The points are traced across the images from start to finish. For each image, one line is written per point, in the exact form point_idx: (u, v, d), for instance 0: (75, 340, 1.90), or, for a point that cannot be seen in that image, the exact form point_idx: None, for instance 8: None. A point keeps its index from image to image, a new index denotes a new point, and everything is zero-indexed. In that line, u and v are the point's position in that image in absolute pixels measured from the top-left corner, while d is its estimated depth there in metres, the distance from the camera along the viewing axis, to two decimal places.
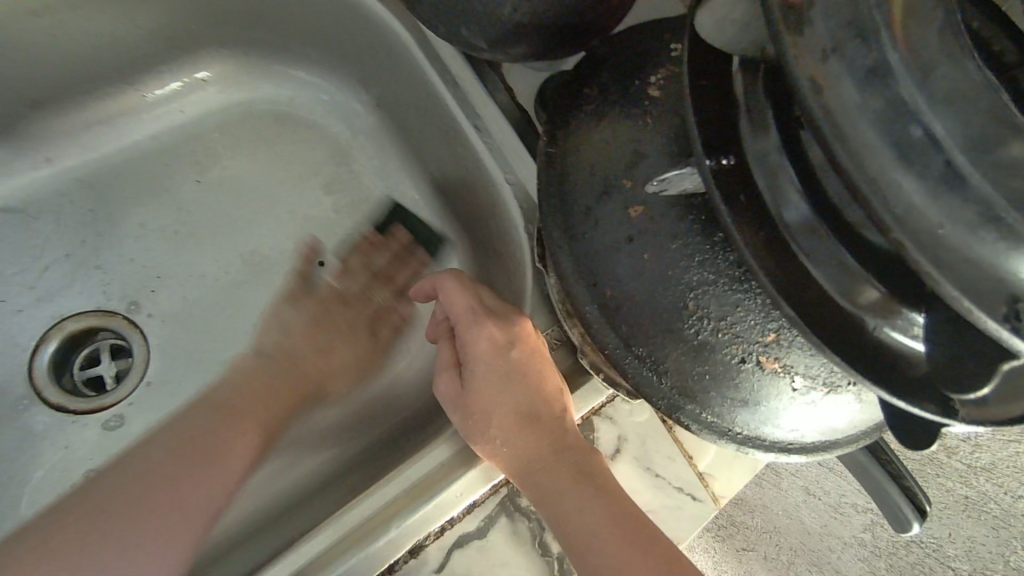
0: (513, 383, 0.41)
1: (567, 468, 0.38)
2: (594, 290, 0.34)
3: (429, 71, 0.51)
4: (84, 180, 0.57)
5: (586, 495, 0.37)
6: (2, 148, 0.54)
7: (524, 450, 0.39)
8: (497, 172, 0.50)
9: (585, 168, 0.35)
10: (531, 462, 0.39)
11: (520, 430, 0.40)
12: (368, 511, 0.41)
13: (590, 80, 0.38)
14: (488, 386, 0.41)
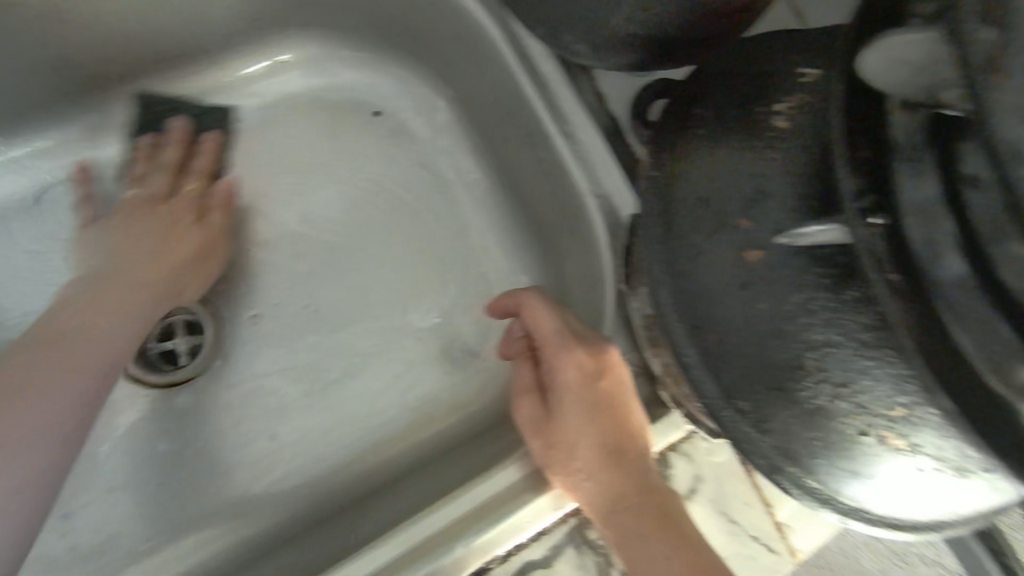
0: (600, 414, 0.40)
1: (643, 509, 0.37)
2: (696, 334, 0.31)
3: (518, 68, 0.48)
4: None
5: (666, 542, 0.36)
6: (92, 123, 0.55)
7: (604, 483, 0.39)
8: (583, 183, 0.47)
9: (694, 199, 0.32)
10: (611, 500, 0.38)
11: (601, 466, 0.39)
12: (428, 530, 0.40)
13: (703, 98, 0.34)
14: (573, 414, 0.41)
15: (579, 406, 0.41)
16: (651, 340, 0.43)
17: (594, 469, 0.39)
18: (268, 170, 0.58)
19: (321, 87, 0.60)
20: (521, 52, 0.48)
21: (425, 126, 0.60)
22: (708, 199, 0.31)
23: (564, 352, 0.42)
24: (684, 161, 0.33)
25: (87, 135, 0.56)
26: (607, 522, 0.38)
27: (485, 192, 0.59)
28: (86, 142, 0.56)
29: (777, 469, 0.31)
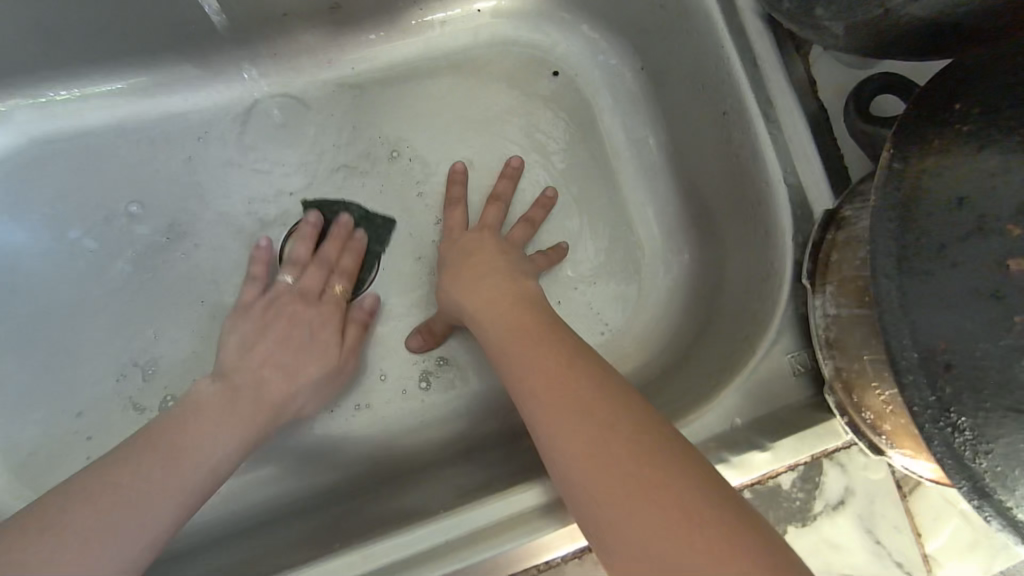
0: (521, 347, 0.43)
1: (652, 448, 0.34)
2: (921, 338, 0.30)
3: (728, 43, 0.47)
4: (350, 85, 0.60)
5: (627, 475, 0.33)
6: (294, 41, 0.58)
7: (595, 425, 0.36)
8: (777, 170, 0.45)
9: (947, 197, 0.30)
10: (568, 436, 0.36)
11: (603, 406, 0.36)
12: (530, 502, 0.40)
13: (966, 94, 0.32)
14: (525, 356, 0.42)
15: (567, 363, 0.40)
16: (829, 343, 0.41)
17: (586, 414, 0.36)
18: (445, 113, 0.60)
19: (509, 39, 0.61)
20: (735, 28, 0.47)
21: (603, 92, 0.60)
22: (966, 200, 0.29)
23: (477, 282, 0.49)
24: (939, 158, 0.31)
25: (291, 54, 0.59)
26: (605, 467, 0.34)
27: (652, 165, 0.58)
28: (288, 62, 0.59)
29: (983, 493, 0.29)
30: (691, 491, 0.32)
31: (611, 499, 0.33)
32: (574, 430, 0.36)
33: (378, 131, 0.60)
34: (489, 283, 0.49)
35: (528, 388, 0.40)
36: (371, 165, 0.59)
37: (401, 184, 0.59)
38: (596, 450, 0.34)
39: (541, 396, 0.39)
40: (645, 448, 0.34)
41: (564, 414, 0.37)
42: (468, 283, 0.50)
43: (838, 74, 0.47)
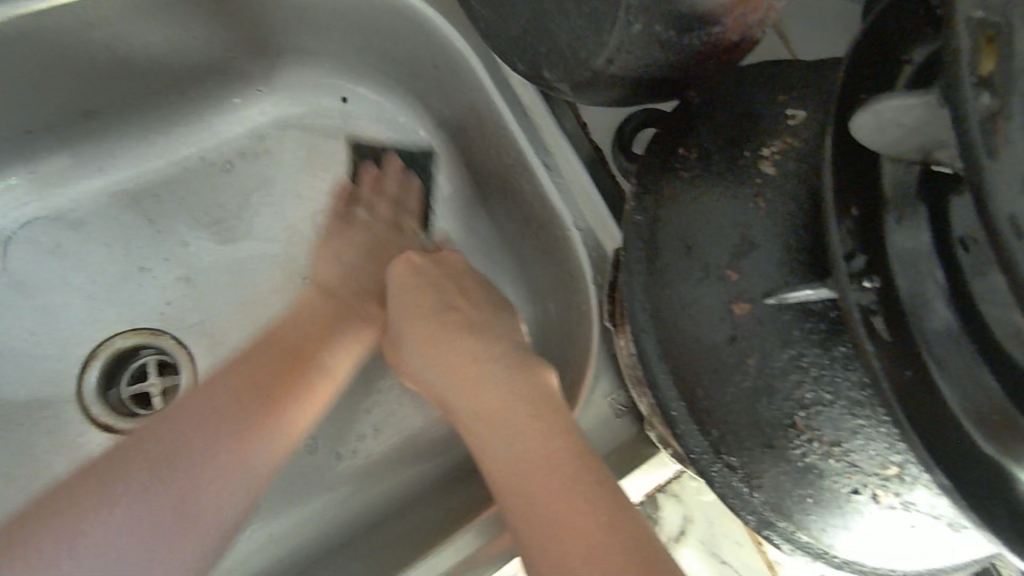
0: (483, 403, 0.41)
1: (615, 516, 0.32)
2: (683, 387, 0.30)
3: (498, 99, 0.48)
4: (132, 193, 0.56)
5: (544, 466, 0.35)
6: (57, 155, 0.53)
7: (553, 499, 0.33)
8: (567, 216, 0.46)
9: (680, 245, 0.31)
10: (500, 418, 0.39)
11: (564, 475, 0.34)
12: None
13: (683, 140, 0.34)
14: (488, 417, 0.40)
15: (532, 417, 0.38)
16: (638, 381, 0.41)
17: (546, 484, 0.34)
18: (245, 201, 0.57)
19: (299, 114, 0.59)
20: (501, 84, 0.47)
21: (407, 154, 0.59)
22: (694, 248, 0.30)
23: (426, 338, 0.45)
24: (669, 203, 0.32)
25: (59, 169, 0.54)
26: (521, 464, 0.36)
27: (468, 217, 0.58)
28: (57, 178, 0.54)
29: (769, 525, 0.30)
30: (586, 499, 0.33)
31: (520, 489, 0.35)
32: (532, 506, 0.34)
33: (175, 235, 0.56)
34: (420, 303, 0.47)
35: (491, 456, 0.38)
36: (175, 273, 0.56)
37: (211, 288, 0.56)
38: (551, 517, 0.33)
39: (507, 467, 0.37)
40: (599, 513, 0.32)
41: (520, 480, 0.35)
42: (416, 334, 0.46)
43: (608, 113, 0.48)
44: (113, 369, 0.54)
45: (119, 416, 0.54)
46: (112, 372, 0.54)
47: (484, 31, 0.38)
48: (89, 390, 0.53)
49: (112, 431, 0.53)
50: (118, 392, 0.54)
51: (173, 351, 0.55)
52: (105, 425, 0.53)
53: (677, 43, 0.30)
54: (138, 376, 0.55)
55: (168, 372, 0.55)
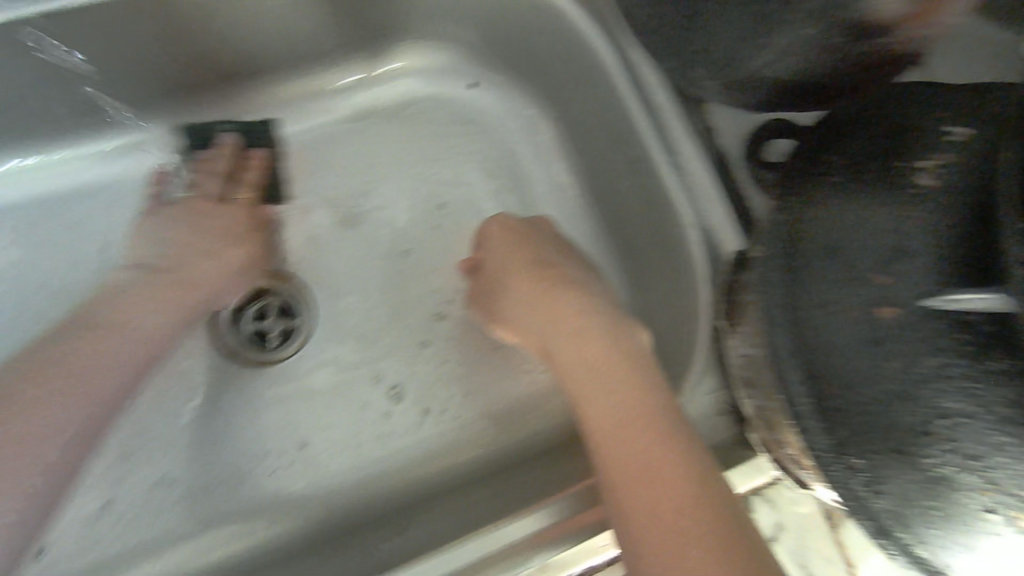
0: (583, 360, 0.41)
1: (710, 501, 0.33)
2: (813, 380, 0.30)
3: (629, 95, 0.49)
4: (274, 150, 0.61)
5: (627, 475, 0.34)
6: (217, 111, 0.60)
7: (649, 476, 0.34)
8: (687, 215, 0.47)
9: (825, 243, 0.31)
10: (596, 393, 0.39)
11: (666, 458, 0.34)
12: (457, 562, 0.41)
13: (834, 147, 0.34)
14: (591, 378, 0.40)
15: (637, 389, 0.38)
16: (745, 382, 0.42)
17: (638, 457, 0.35)
18: (372, 171, 0.61)
19: (429, 96, 0.62)
20: (633, 80, 0.49)
21: (525, 142, 0.61)
22: (841, 248, 0.31)
23: (541, 290, 0.45)
24: (816, 203, 0.32)
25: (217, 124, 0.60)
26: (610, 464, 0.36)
27: (577, 209, 0.59)
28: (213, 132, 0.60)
29: (886, 534, 0.30)
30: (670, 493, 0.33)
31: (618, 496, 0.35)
32: (621, 477, 0.35)
33: (306, 195, 0.61)
34: (515, 264, 0.48)
35: (602, 450, 0.37)
36: (304, 228, 0.60)
37: (334, 247, 0.60)
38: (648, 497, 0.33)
39: (609, 435, 0.37)
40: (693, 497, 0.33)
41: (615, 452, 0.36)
42: (521, 287, 0.47)
43: (737, 117, 0.48)
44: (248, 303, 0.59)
45: (247, 346, 0.59)
46: (244, 306, 0.59)
47: (637, 23, 0.39)
48: (224, 318, 0.58)
49: (240, 359, 0.58)
50: (246, 324, 0.59)
51: (302, 296, 0.60)
52: (234, 353, 0.58)
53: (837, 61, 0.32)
54: (265, 313, 0.59)
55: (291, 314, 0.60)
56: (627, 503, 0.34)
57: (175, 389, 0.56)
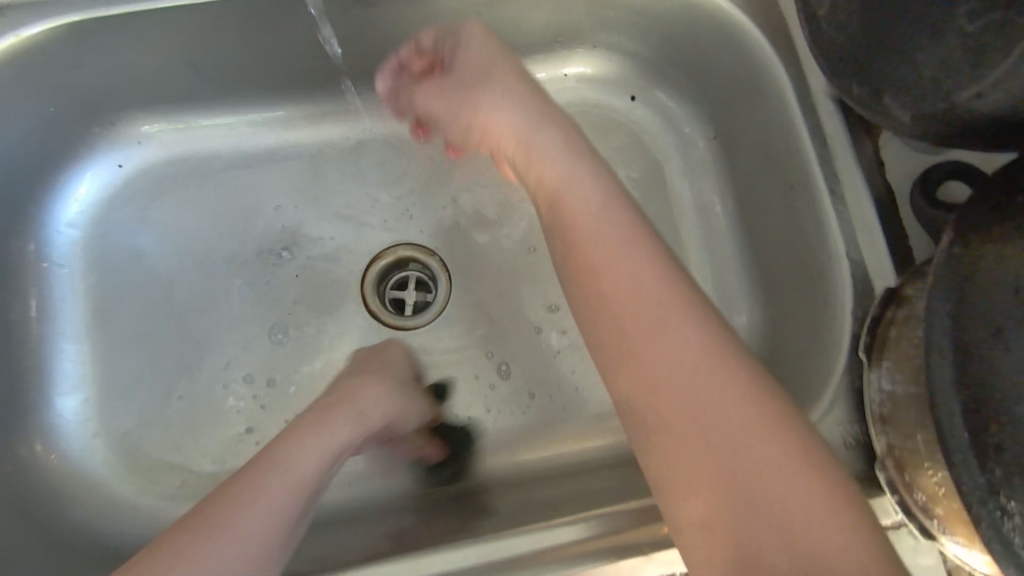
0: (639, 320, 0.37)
1: (751, 397, 0.34)
2: (972, 415, 0.31)
3: (801, 123, 0.49)
4: (441, 132, 0.64)
5: (717, 422, 0.33)
6: None
7: (702, 420, 0.34)
8: (839, 246, 0.47)
9: (1007, 286, 0.31)
10: (647, 353, 0.36)
11: (721, 395, 0.34)
12: (568, 538, 0.42)
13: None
14: (598, 288, 0.40)
15: (672, 302, 0.37)
16: (883, 419, 0.41)
17: (665, 362, 0.35)
18: None
19: (591, 102, 0.64)
20: (808, 109, 0.49)
21: (677, 158, 0.63)
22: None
23: (520, 96, 0.50)
24: (1000, 248, 0.32)
25: None
26: (706, 435, 0.33)
27: (719, 229, 0.60)
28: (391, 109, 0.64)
29: None
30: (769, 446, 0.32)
31: (696, 471, 0.33)
32: (649, 388, 0.36)
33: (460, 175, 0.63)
34: (499, 100, 0.50)
35: (668, 421, 0.35)
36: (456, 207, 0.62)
37: (478, 230, 0.62)
38: (676, 413, 0.34)
39: (627, 353, 0.37)
40: (736, 397, 0.34)
41: (635, 371, 0.37)
42: (489, 126, 0.51)
43: (911, 159, 0.48)
44: (391, 270, 0.61)
45: (383, 309, 0.60)
46: (390, 271, 0.62)
47: (836, 51, 0.40)
48: (369, 279, 0.61)
49: (374, 319, 0.60)
50: (385, 289, 0.61)
51: (440, 277, 0.61)
52: (372, 312, 0.60)
53: None
54: (404, 282, 0.62)
55: (425, 288, 0.62)
56: (713, 479, 0.33)
57: (311, 331, 0.59)
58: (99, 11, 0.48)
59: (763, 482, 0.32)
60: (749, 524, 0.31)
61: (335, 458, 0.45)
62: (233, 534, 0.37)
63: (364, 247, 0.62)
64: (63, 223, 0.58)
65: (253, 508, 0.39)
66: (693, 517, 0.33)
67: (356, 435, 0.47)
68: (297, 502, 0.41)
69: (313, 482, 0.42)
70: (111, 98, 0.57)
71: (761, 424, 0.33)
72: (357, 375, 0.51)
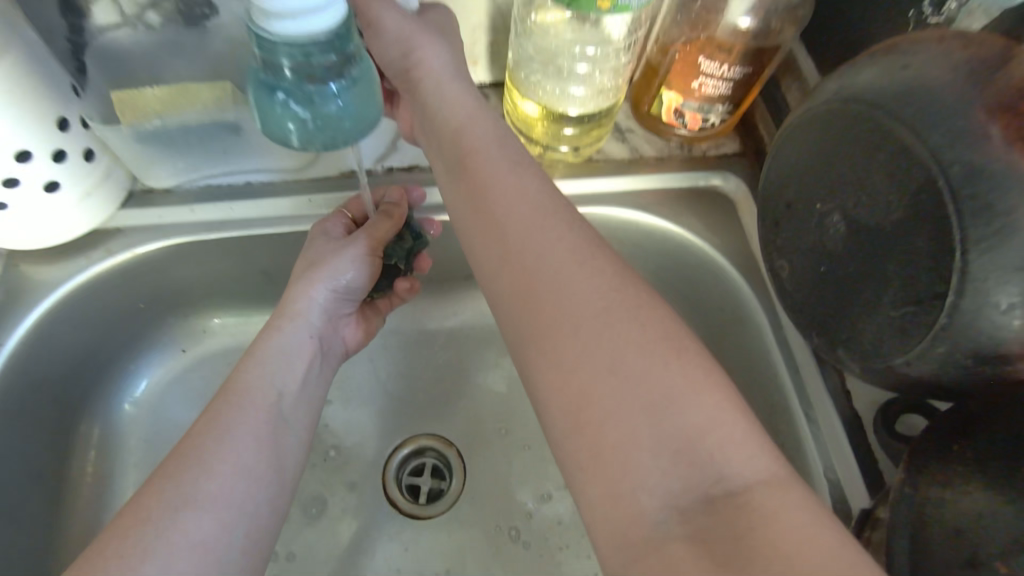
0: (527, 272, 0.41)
1: (647, 353, 0.36)
2: None
3: (776, 354, 0.58)
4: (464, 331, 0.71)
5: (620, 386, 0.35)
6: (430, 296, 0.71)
7: (606, 407, 0.35)
8: (819, 466, 0.53)
9: (948, 527, 0.37)
10: (544, 314, 0.39)
11: (623, 347, 0.36)
12: None
13: (962, 438, 0.39)
14: (521, 266, 0.41)
15: (567, 260, 0.40)
16: None
17: (571, 312, 0.38)
18: None
19: None
20: (782, 343, 0.59)
21: None
22: (963, 533, 0.36)
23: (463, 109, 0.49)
24: (941, 489, 0.39)
25: (425, 306, 0.71)
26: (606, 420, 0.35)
27: None
28: (421, 310, 0.71)
29: None
30: (684, 414, 0.34)
31: (615, 443, 0.34)
32: (578, 386, 0.36)
33: (480, 373, 0.69)
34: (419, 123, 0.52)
35: (577, 391, 0.36)
36: (475, 401, 0.68)
37: (492, 424, 0.67)
38: (613, 368, 0.36)
39: (560, 354, 0.37)
40: (628, 352, 0.36)
41: (578, 368, 0.36)
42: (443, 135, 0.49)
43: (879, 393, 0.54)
44: (411, 458, 0.66)
45: (401, 497, 0.64)
46: (410, 459, 0.66)
47: (798, 309, 0.50)
48: (390, 466, 0.65)
49: (391, 506, 0.63)
50: (404, 476, 0.65)
51: (455, 469, 0.65)
52: (390, 499, 0.64)
53: (977, 371, 0.37)
54: (421, 470, 0.66)
55: (441, 477, 0.66)
56: (625, 469, 0.34)
57: (330, 516, 0.62)
58: (201, 236, 0.59)
59: (705, 445, 0.34)
60: (734, 543, 0.31)
61: (311, 361, 0.53)
62: (204, 490, 0.42)
63: (387, 436, 0.66)
64: (127, 398, 0.63)
65: (223, 450, 0.44)
66: (654, 527, 0.33)
67: (311, 421, 0.52)
68: (282, 409, 0.49)
69: (294, 429, 0.50)
70: (190, 295, 0.64)
71: (707, 394, 0.35)
72: (296, 296, 0.54)
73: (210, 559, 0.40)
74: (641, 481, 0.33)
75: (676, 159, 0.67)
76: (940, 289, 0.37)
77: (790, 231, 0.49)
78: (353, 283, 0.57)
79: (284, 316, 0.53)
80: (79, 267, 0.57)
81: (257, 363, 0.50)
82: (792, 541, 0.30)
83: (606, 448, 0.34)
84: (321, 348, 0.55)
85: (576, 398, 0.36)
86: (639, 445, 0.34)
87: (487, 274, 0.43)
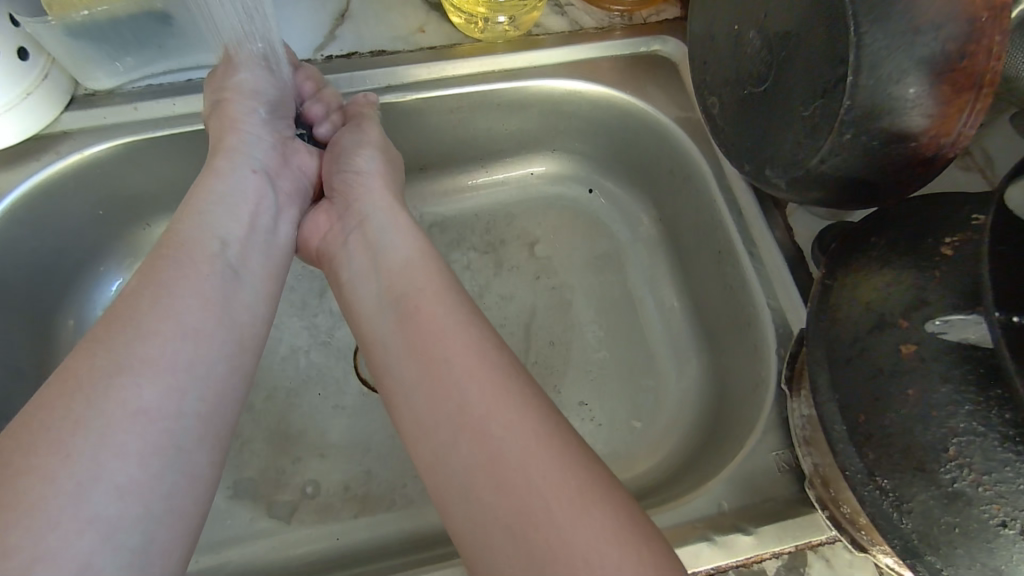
0: (388, 357, 0.45)
1: (478, 402, 0.40)
2: (847, 414, 0.36)
3: (720, 199, 0.59)
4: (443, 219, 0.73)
5: (462, 444, 0.39)
6: (409, 188, 0.73)
7: (458, 388, 0.41)
8: (761, 296, 0.55)
9: (860, 302, 0.38)
10: (408, 386, 0.43)
11: (465, 399, 0.40)
12: None
13: (879, 232, 0.40)
14: (379, 349, 0.46)
15: (417, 326, 0.45)
16: (806, 441, 0.46)
17: (418, 414, 0.41)
18: (498, 244, 0.72)
19: (553, 194, 0.74)
20: (725, 189, 0.60)
21: (628, 235, 0.71)
22: (875, 303, 0.37)
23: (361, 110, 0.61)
24: (856, 272, 0.39)
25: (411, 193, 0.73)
26: (485, 411, 0.39)
27: (669, 295, 0.67)
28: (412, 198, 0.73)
29: (915, 554, 0.34)
30: (516, 450, 0.37)
31: (488, 439, 0.38)
32: (438, 454, 0.39)
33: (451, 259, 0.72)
34: None
35: (434, 463, 0.39)
36: None
37: None
38: (461, 421, 0.40)
39: (423, 427, 0.41)
40: (467, 401, 0.40)
41: (442, 422, 0.40)
42: None
43: (814, 224, 0.57)
44: None
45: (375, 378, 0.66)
46: None
47: (722, 143, 0.52)
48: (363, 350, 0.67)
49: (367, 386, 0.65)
50: None
51: None
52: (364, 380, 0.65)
53: (883, 152, 0.38)
54: None
55: None
56: (506, 471, 0.37)
57: (304, 398, 0.64)
58: (148, 134, 0.60)
59: (537, 406, 0.40)
60: (609, 486, 0.37)
61: (258, 203, 0.52)
62: (139, 356, 0.39)
63: None
64: (100, 305, 0.66)
65: (161, 309, 0.41)
66: (551, 514, 0.35)
67: (261, 269, 0.49)
68: (228, 257, 0.47)
69: (248, 284, 0.47)
70: (149, 200, 0.66)
71: (516, 396, 0.40)
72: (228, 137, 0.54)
73: (158, 429, 0.37)
74: (491, 430, 0.38)
75: (618, 29, 0.66)
76: (842, 70, 0.38)
77: (717, 65, 0.50)
78: (278, 115, 0.58)
79: (220, 157, 0.53)
80: (32, 169, 0.58)
81: (195, 210, 0.48)
82: (516, 409, 0.39)
83: (472, 415, 0.39)
84: (268, 180, 0.54)
85: (455, 404, 0.40)
86: (504, 436, 0.38)
87: (370, 320, 0.48)
